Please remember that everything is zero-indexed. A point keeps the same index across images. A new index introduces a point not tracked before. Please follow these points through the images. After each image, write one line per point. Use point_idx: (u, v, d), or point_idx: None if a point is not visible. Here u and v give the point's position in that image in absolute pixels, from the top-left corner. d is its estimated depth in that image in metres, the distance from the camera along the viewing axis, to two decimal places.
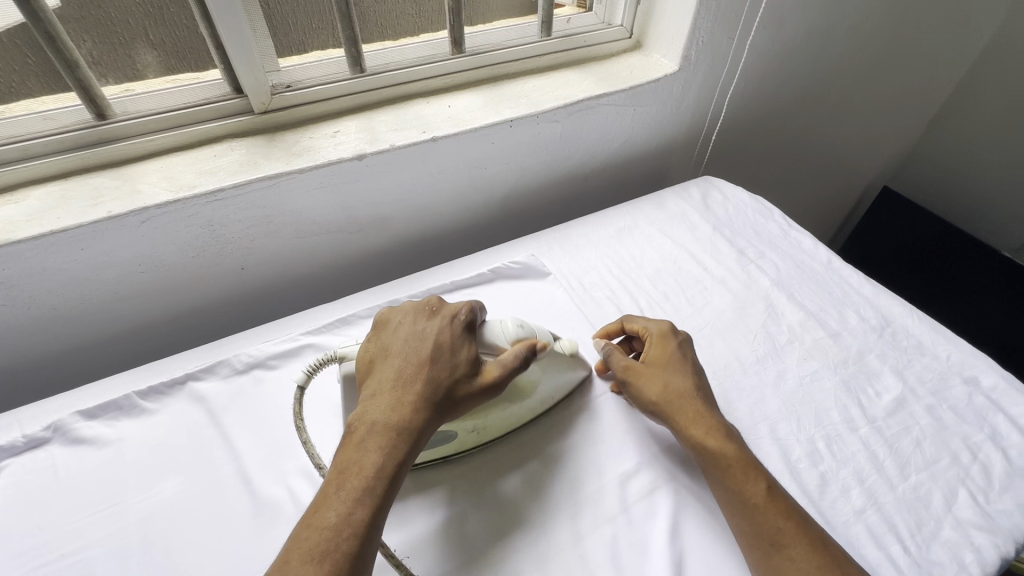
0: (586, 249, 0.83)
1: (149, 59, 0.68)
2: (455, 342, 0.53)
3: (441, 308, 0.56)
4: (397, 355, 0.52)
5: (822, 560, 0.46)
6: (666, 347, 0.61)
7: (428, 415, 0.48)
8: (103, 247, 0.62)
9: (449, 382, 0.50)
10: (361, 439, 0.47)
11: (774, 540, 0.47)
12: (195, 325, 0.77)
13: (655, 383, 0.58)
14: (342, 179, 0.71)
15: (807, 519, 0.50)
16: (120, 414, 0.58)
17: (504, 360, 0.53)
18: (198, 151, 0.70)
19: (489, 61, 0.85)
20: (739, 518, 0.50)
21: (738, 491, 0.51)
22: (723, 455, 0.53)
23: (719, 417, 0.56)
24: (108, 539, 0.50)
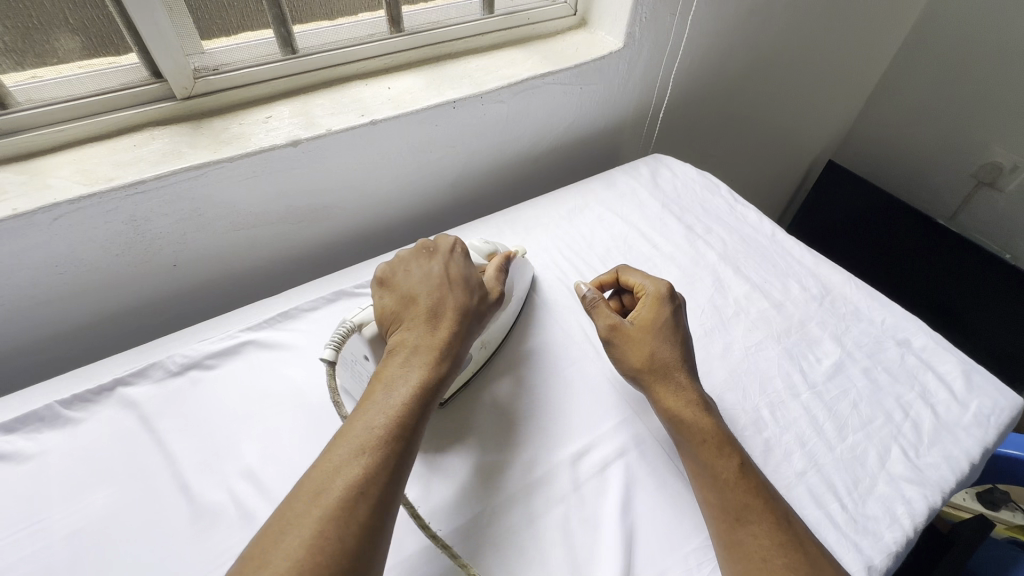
0: (537, 230, 0.82)
1: (71, 44, 0.62)
2: (466, 274, 0.57)
3: (441, 247, 0.60)
4: (418, 286, 0.55)
5: (784, 536, 0.47)
6: (657, 311, 0.61)
7: (454, 331, 0.53)
8: (11, 249, 0.57)
9: (475, 302, 0.56)
10: (401, 356, 0.50)
11: (740, 515, 0.48)
12: (127, 327, 0.72)
13: (641, 350, 0.59)
14: (275, 167, 0.68)
15: (774, 495, 0.50)
16: (41, 426, 0.55)
17: (494, 275, 0.61)
18: (116, 142, 0.65)
19: (430, 40, 0.82)
20: (709, 491, 0.51)
21: (710, 466, 0.52)
22: (700, 428, 0.54)
23: (702, 391, 0.58)
24: (33, 558, 0.47)
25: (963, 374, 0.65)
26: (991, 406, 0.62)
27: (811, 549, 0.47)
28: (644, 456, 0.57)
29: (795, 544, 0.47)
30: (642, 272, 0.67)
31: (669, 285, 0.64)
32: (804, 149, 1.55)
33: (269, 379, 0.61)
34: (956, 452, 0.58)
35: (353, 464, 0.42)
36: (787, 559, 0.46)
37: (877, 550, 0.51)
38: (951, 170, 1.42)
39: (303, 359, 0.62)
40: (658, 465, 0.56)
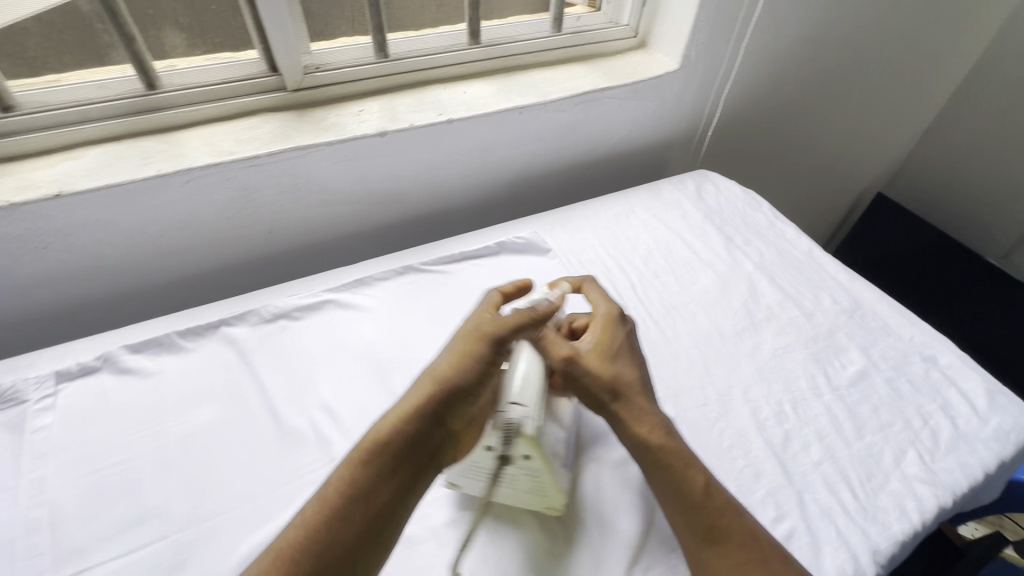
0: (585, 230, 0.89)
1: (178, 40, 0.75)
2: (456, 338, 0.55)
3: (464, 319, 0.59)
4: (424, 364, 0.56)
5: (754, 553, 0.49)
6: (608, 332, 0.59)
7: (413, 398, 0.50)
8: (150, 204, 0.69)
9: (461, 360, 0.51)
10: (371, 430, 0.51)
11: (709, 535, 0.50)
12: (224, 282, 0.83)
13: (601, 372, 0.56)
14: (364, 153, 0.78)
15: (741, 515, 0.51)
16: (161, 350, 0.65)
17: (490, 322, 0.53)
18: (236, 122, 0.77)
19: (503, 53, 0.92)
20: (675, 514, 0.52)
21: (676, 488, 0.52)
22: (666, 453, 0.53)
23: (660, 412, 0.56)
24: (152, 453, 0.57)
25: (986, 393, 0.68)
26: (1011, 423, 0.65)
27: (776, 565, 0.48)
28: None
29: (757, 565, 0.48)
30: (604, 292, 0.64)
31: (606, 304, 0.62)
32: (854, 179, 1.56)
33: (344, 333, 0.70)
34: (972, 461, 0.61)
35: (273, 545, 0.45)
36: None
37: (883, 537, 0.55)
38: (1005, 210, 1.41)
39: (375, 320, 0.72)
40: None
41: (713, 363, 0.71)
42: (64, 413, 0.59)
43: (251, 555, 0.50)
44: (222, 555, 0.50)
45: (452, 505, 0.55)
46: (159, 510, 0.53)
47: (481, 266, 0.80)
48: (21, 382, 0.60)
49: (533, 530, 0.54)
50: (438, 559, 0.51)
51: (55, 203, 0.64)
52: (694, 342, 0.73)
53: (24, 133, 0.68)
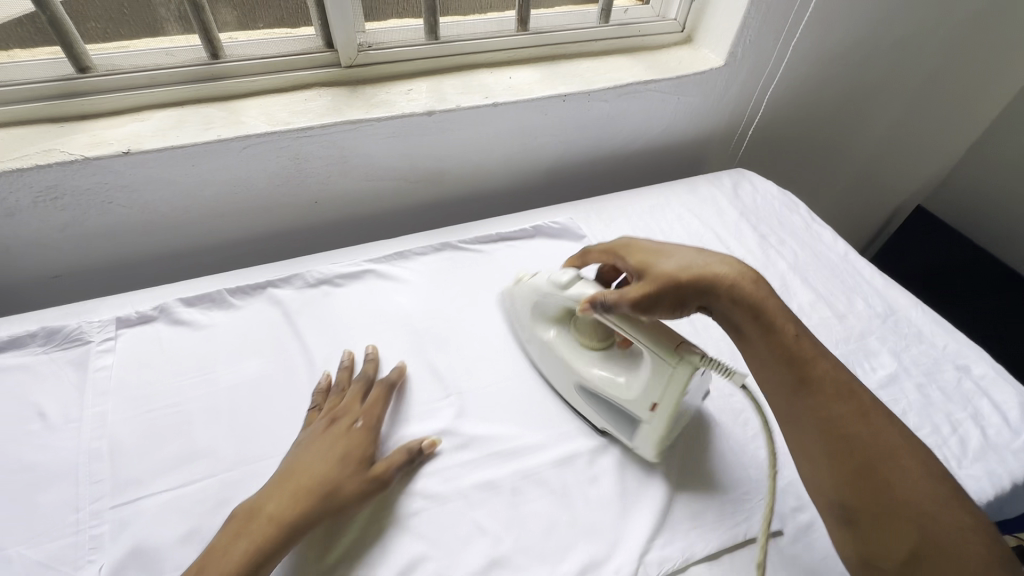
0: (620, 220, 0.90)
1: (228, 17, 0.77)
2: (352, 448, 0.54)
3: (349, 410, 0.58)
4: (305, 451, 0.53)
5: (850, 408, 0.49)
6: (640, 243, 0.62)
7: (306, 513, 0.49)
8: (209, 167, 0.73)
9: (360, 490, 0.51)
10: (243, 527, 0.48)
11: (798, 390, 0.51)
12: (269, 248, 0.87)
13: (672, 266, 0.57)
14: (410, 131, 0.81)
15: (838, 370, 0.51)
16: (212, 305, 0.69)
17: (393, 458, 0.55)
18: (291, 95, 0.80)
19: (550, 41, 0.93)
20: (766, 376, 0.53)
21: (767, 348, 0.53)
22: (762, 305, 0.54)
23: (739, 267, 0.56)
24: (202, 398, 0.60)
25: (1020, 405, 0.67)
26: None
27: (875, 422, 0.48)
28: (695, 419, 0.64)
29: (853, 420, 0.48)
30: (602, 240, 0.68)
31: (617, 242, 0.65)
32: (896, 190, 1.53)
33: (383, 301, 0.73)
34: (999, 470, 0.61)
35: None
36: (845, 431, 0.48)
37: None
38: None
39: (413, 291, 0.74)
40: (710, 430, 0.63)
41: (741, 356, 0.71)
42: (122, 356, 0.63)
43: None
44: None
45: (480, 470, 0.57)
46: (209, 450, 0.56)
47: (517, 247, 0.82)
48: (86, 325, 0.65)
49: (557, 498, 0.56)
50: (465, 517, 0.54)
51: (124, 160, 0.68)
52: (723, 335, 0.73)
53: (98, 94, 0.72)
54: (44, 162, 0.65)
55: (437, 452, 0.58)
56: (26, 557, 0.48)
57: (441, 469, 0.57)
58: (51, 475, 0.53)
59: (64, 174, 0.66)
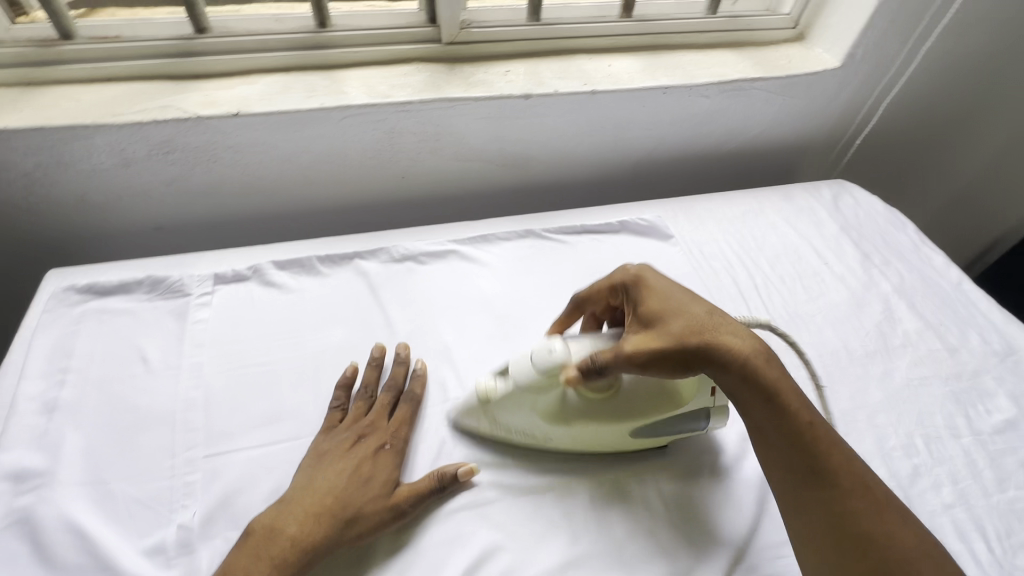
0: (709, 223, 0.86)
1: None
2: (377, 472, 0.52)
3: (371, 429, 0.55)
4: (328, 467, 0.51)
5: (864, 501, 0.44)
6: (659, 282, 0.54)
7: (329, 537, 0.47)
8: (309, 135, 0.74)
9: (384, 518, 0.49)
10: (262, 545, 0.47)
11: (805, 476, 0.46)
12: (352, 220, 0.88)
13: (674, 329, 0.50)
14: (505, 113, 0.79)
15: (849, 458, 0.47)
16: (301, 271, 0.70)
17: (417, 485, 0.51)
18: (391, 68, 0.80)
19: (653, 29, 0.89)
20: (773, 460, 0.48)
21: (776, 433, 0.47)
22: (774, 383, 0.47)
23: (749, 338, 0.50)
24: (288, 360, 0.62)
25: None
26: None
27: (889, 519, 0.44)
28: None
29: (863, 515, 0.44)
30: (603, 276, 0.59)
31: (618, 279, 0.57)
32: None
33: (464, 283, 0.72)
34: None
35: None
36: (858, 528, 0.44)
37: None
38: None
39: (494, 276, 0.73)
40: None
41: (838, 381, 0.66)
42: (217, 311, 0.65)
43: None
44: None
45: (558, 467, 0.56)
46: (295, 412, 0.57)
47: (601, 242, 0.80)
48: (186, 278, 0.67)
49: (637, 506, 0.53)
50: (541, 512, 0.52)
51: (232, 121, 0.70)
52: (819, 356, 0.69)
53: (211, 55, 0.74)
54: (161, 117, 0.67)
55: (515, 441, 0.57)
56: (127, 493, 0.50)
57: (519, 461, 0.56)
58: (151, 418, 0.55)
59: (178, 130, 0.69)
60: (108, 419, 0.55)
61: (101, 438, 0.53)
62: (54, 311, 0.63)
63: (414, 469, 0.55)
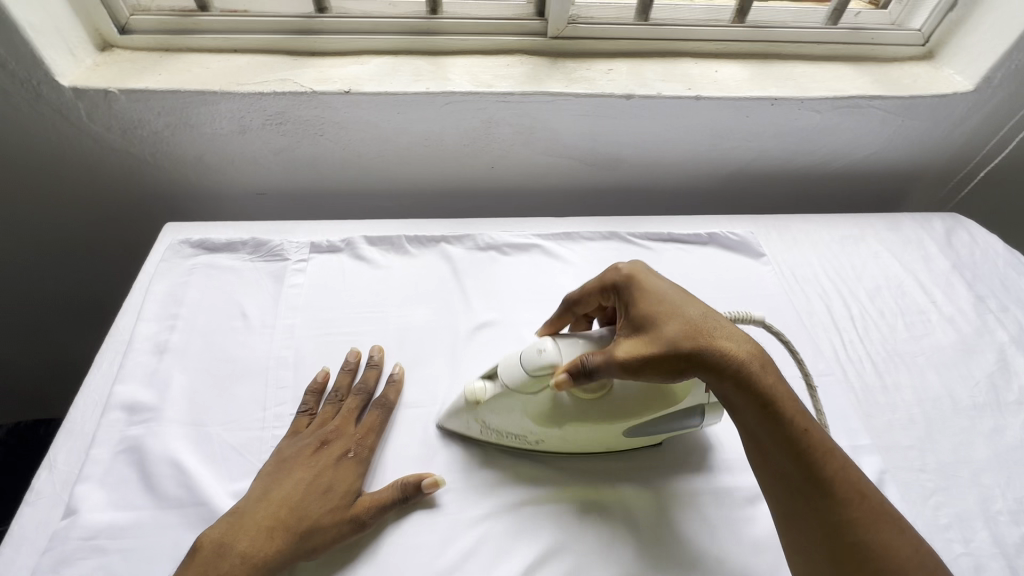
0: (805, 245, 0.81)
1: None
2: (338, 480, 0.50)
3: (335, 437, 0.53)
4: (286, 476, 0.49)
5: (860, 514, 0.42)
6: (658, 284, 0.51)
7: (287, 549, 0.45)
8: (410, 117, 0.76)
9: (345, 528, 0.47)
10: (208, 559, 0.44)
11: (799, 489, 0.44)
12: (437, 204, 0.90)
13: (670, 332, 0.47)
14: (604, 112, 0.78)
15: (846, 466, 0.44)
16: (390, 248, 0.72)
17: (381, 495, 0.49)
18: (494, 58, 0.80)
19: (767, 37, 0.85)
20: (769, 468, 0.45)
21: (769, 437, 0.45)
22: (764, 388, 0.45)
23: (743, 342, 0.47)
24: (373, 333, 0.64)
25: None
26: None
27: (887, 527, 0.42)
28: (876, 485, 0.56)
29: (861, 524, 0.42)
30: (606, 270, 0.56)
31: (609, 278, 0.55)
32: None
33: (546, 278, 0.72)
34: None
35: None
36: (855, 539, 0.41)
37: None
38: None
39: (576, 275, 0.72)
40: (894, 504, 0.55)
41: (939, 430, 0.61)
42: (312, 278, 0.68)
43: (445, 450, 0.55)
44: (423, 440, 0.55)
45: (629, 476, 0.54)
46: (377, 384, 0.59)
47: (688, 252, 0.77)
48: (286, 244, 0.71)
49: (709, 529, 0.51)
50: (609, 519, 0.51)
51: (343, 99, 0.72)
52: (919, 401, 0.63)
53: (328, 34, 0.77)
54: (280, 90, 0.71)
55: None
56: (222, 438, 0.53)
57: (589, 465, 0.55)
58: (247, 371, 0.59)
59: (293, 103, 0.72)
60: (209, 366, 0.59)
61: (203, 384, 0.57)
62: (169, 261, 0.68)
63: (485, 455, 0.55)
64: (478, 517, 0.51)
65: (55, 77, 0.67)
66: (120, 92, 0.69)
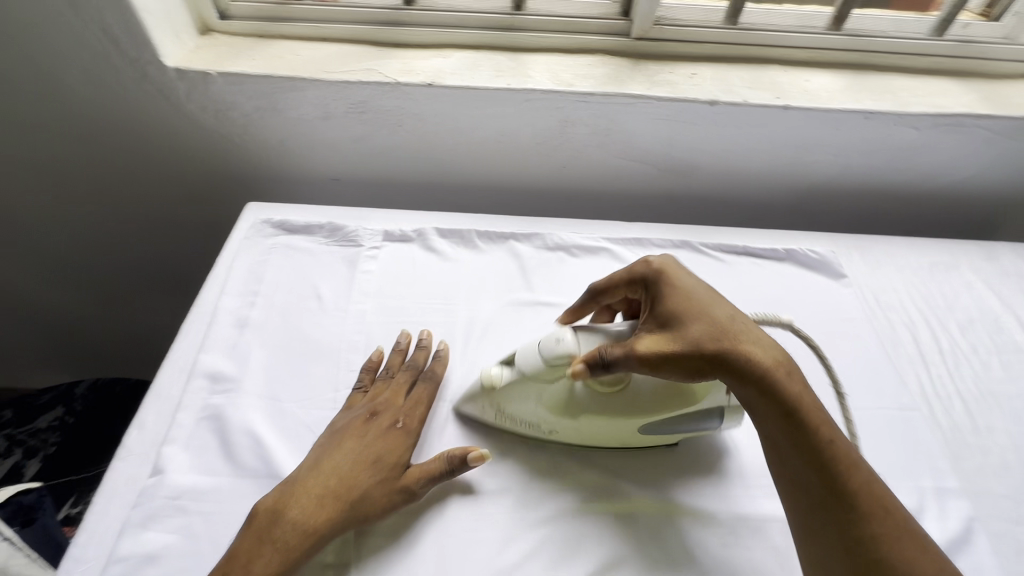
0: (890, 268, 0.76)
1: None
2: (387, 453, 0.50)
3: (384, 411, 0.53)
4: (337, 446, 0.50)
5: (884, 529, 0.41)
6: (682, 280, 0.52)
7: (340, 518, 0.47)
8: (488, 113, 0.76)
9: (395, 499, 0.48)
10: (268, 526, 0.45)
11: (823, 501, 0.43)
12: (504, 200, 0.90)
13: (694, 332, 0.47)
14: (685, 118, 0.76)
15: (872, 480, 0.43)
16: (460, 241, 0.73)
17: (428, 468, 0.50)
18: (575, 57, 0.79)
19: (865, 47, 0.80)
20: (788, 475, 0.45)
21: (794, 445, 0.44)
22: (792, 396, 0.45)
23: (771, 349, 0.48)
24: (441, 324, 0.64)
25: None
26: None
27: (911, 545, 0.40)
28: (965, 531, 0.52)
29: (885, 540, 0.40)
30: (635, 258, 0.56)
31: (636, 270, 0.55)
32: None
33: None
34: None
35: None
36: (877, 555, 0.40)
37: None
38: None
39: None
40: (985, 554, 0.51)
41: None
42: (385, 265, 0.69)
43: (509, 448, 0.55)
44: (488, 436, 0.56)
45: (696, 493, 0.53)
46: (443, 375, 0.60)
47: (763, 267, 0.74)
48: (361, 230, 0.72)
49: (781, 558, 0.49)
50: (674, 535, 0.50)
51: (425, 91, 0.73)
52: (1015, 446, 0.59)
53: (413, 27, 0.78)
54: (365, 79, 0.73)
55: (652, 455, 0.55)
56: (296, 415, 0.55)
57: (654, 477, 0.54)
58: (322, 351, 0.61)
59: (377, 93, 0.74)
60: (285, 343, 0.61)
61: (280, 360, 0.59)
62: (252, 239, 0.71)
63: (550, 456, 0.55)
64: (540, 519, 0.50)
65: (162, 58, 0.71)
66: (218, 75, 0.72)
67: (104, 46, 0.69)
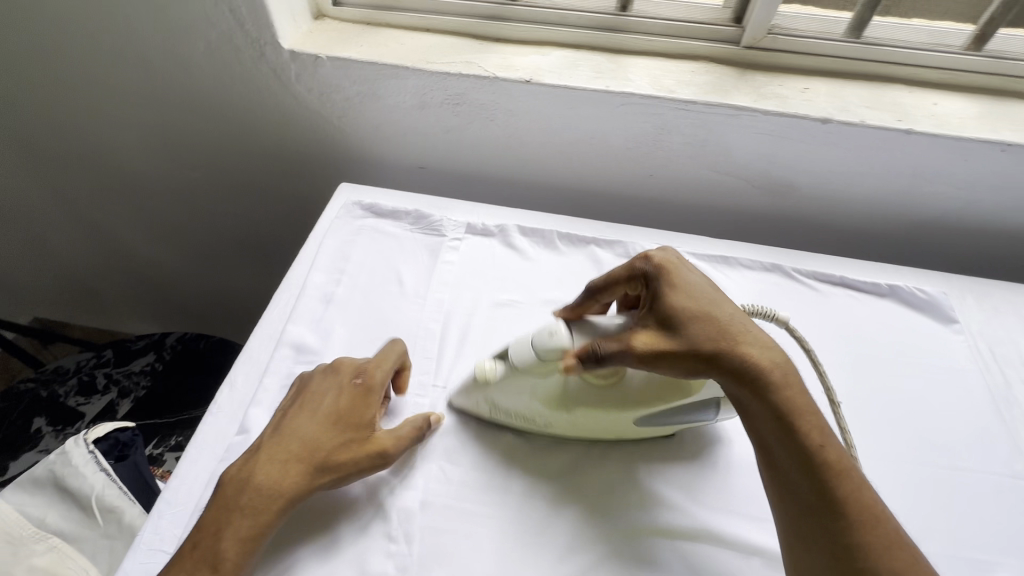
0: (1010, 317, 0.69)
1: None
2: (347, 413, 0.51)
3: (346, 372, 0.54)
4: (300, 409, 0.51)
5: (879, 541, 0.40)
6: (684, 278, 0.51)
7: (304, 479, 0.47)
8: (583, 114, 0.75)
9: (362, 460, 0.48)
10: (234, 492, 0.46)
11: (819, 508, 0.42)
12: (584, 202, 0.88)
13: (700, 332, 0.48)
14: (791, 134, 0.71)
15: (864, 485, 0.43)
16: (540, 241, 0.73)
17: (397, 431, 0.50)
18: (678, 62, 0.76)
19: (1008, 71, 0.72)
20: (782, 478, 0.44)
21: (782, 445, 0.44)
22: (788, 397, 0.45)
23: (772, 351, 0.47)
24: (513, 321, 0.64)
25: None
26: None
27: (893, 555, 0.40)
28: None
29: (871, 553, 0.40)
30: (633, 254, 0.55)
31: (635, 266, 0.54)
32: None
33: None
34: None
35: None
36: (862, 564, 0.40)
37: None
38: None
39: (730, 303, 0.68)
40: None
41: None
42: (464, 257, 0.70)
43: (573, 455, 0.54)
44: (551, 439, 0.55)
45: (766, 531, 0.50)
46: None
47: (860, 301, 0.69)
48: (445, 221, 0.73)
49: None
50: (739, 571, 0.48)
51: (523, 87, 0.73)
52: None
53: (514, 21, 0.78)
54: (465, 72, 0.73)
55: (719, 484, 0.53)
56: None
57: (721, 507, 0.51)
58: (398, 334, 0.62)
59: (475, 87, 0.74)
60: (364, 322, 0.63)
61: (359, 337, 0.61)
62: (343, 219, 0.73)
63: (612, 467, 0.53)
64: (601, 533, 0.49)
65: (279, 40, 0.74)
66: (327, 58, 0.75)
67: (229, 25, 0.73)
